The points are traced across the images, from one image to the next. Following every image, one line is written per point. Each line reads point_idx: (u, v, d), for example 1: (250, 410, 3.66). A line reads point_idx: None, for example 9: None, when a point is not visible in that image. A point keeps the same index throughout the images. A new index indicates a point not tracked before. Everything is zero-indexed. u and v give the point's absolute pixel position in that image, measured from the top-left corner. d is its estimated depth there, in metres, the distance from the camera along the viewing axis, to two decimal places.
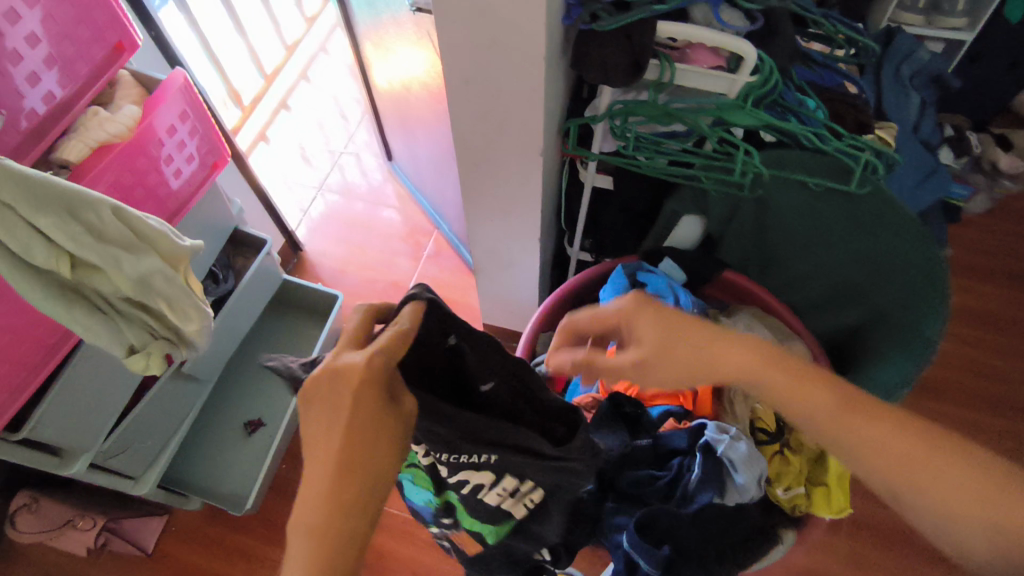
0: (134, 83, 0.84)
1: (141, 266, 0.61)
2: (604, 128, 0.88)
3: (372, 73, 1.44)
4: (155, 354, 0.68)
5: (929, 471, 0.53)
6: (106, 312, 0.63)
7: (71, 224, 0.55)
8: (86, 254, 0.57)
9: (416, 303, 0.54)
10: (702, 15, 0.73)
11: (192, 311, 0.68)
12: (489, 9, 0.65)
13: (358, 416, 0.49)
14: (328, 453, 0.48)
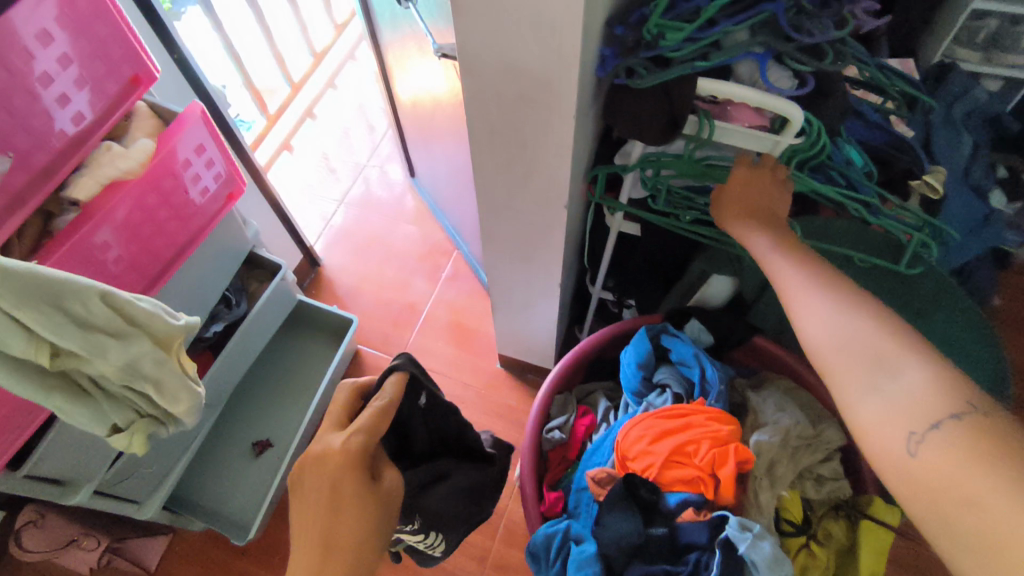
0: (150, 114, 0.81)
1: (129, 354, 0.57)
2: (634, 177, 0.83)
3: (396, 88, 1.39)
4: (138, 433, 0.66)
5: (874, 340, 0.55)
6: (90, 395, 0.61)
7: (57, 317, 0.51)
8: (70, 344, 0.53)
9: (398, 375, 0.63)
10: (748, 73, 0.69)
11: (180, 392, 0.65)
12: (520, 64, 0.61)
13: (337, 505, 0.59)
14: (312, 533, 0.59)
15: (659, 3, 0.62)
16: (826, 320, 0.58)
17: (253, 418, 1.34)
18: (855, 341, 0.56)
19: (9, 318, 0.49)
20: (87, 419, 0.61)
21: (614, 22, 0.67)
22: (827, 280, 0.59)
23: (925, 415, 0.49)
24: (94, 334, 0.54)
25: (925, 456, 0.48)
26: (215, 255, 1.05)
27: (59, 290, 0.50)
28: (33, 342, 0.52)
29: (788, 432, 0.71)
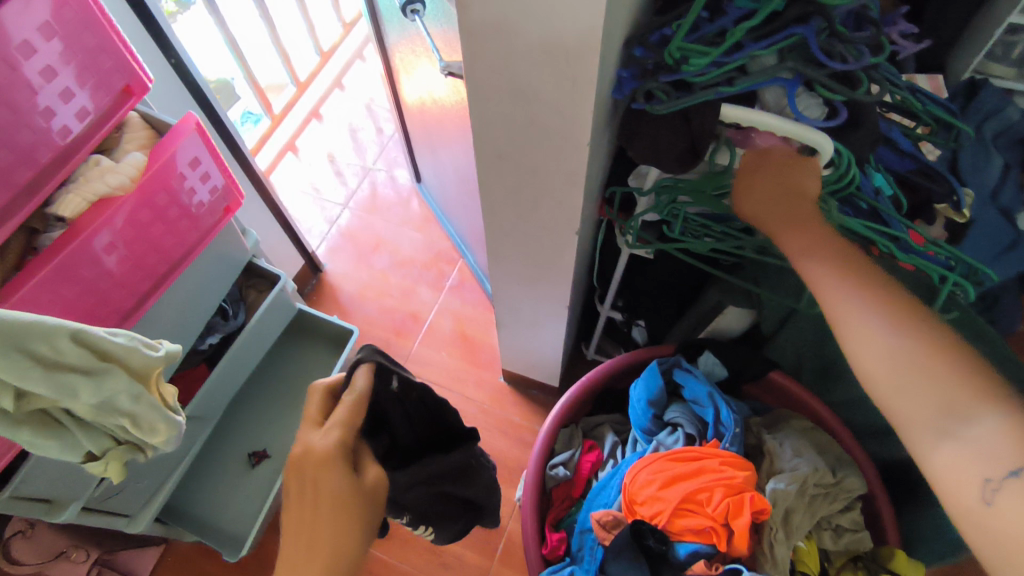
0: (143, 125, 0.78)
1: (103, 391, 0.54)
2: (648, 202, 0.80)
3: (402, 90, 1.34)
4: (114, 462, 0.63)
5: (938, 374, 0.50)
6: (63, 424, 0.58)
7: (20, 358, 0.48)
8: (36, 386, 0.50)
9: (365, 367, 0.58)
10: (774, 98, 0.64)
11: (160, 424, 0.62)
12: (532, 89, 0.57)
13: (324, 510, 0.55)
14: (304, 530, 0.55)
15: (682, 25, 0.58)
16: (887, 351, 0.53)
17: (250, 429, 1.31)
18: (916, 374, 0.51)
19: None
20: (59, 451, 0.58)
21: (632, 43, 0.63)
22: (882, 300, 0.54)
23: (1003, 467, 0.45)
24: (63, 372, 0.51)
25: (1008, 513, 0.44)
26: (213, 265, 1.01)
27: (26, 331, 0.47)
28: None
29: (807, 480, 0.67)
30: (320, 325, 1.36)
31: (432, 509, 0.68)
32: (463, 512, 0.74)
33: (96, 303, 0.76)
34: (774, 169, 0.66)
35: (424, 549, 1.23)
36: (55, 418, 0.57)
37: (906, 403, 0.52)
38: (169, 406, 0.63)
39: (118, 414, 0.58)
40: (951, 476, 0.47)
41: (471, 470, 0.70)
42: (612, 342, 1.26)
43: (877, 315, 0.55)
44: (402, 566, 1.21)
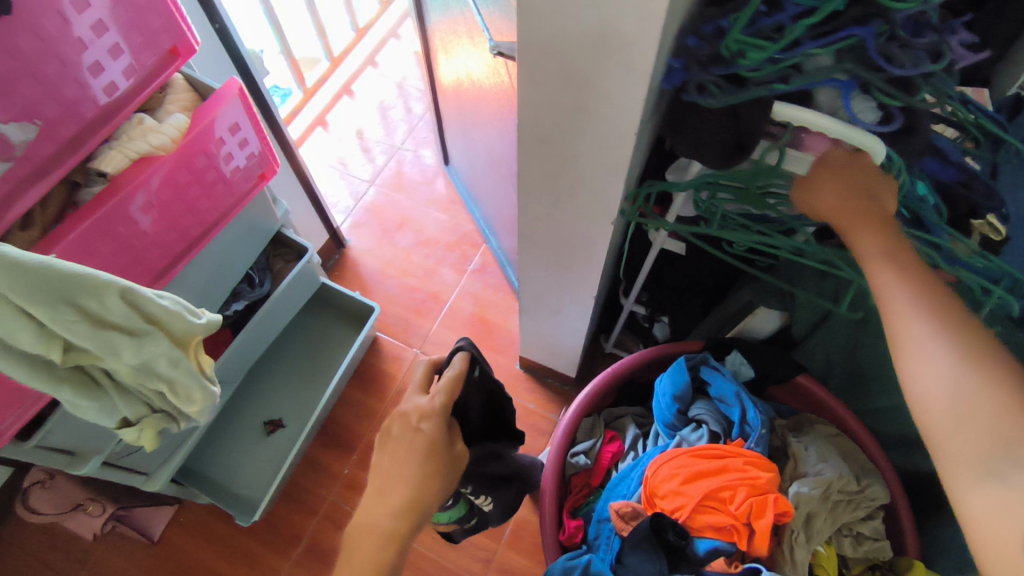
0: (186, 87, 0.78)
1: (144, 353, 0.54)
2: (686, 198, 0.80)
3: (438, 69, 1.33)
4: (148, 430, 0.63)
5: (999, 413, 0.48)
6: (102, 388, 0.57)
7: (68, 312, 0.47)
8: (82, 342, 0.49)
9: (461, 357, 0.64)
10: (828, 100, 0.63)
11: (195, 392, 0.62)
12: (583, 75, 0.56)
13: (416, 453, 0.60)
14: (398, 483, 0.59)
15: (742, 16, 0.57)
16: (941, 373, 0.51)
17: (267, 397, 1.33)
18: (974, 405, 0.49)
19: (17, 313, 0.46)
20: (96, 413, 0.57)
21: (686, 32, 0.61)
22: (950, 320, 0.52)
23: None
24: (111, 332, 0.51)
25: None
26: (243, 233, 1.02)
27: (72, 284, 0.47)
28: (44, 340, 0.48)
29: (830, 486, 0.66)
30: (342, 298, 1.37)
31: (482, 477, 0.72)
32: (508, 487, 0.76)
33: (131, 261, 0.77)
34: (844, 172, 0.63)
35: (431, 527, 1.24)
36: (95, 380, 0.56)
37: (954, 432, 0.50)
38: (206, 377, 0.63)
39: (156, 379, 0.58)
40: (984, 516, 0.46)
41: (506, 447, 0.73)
42: (632, 337, 1.26)
43: (948, 345, 0.52)
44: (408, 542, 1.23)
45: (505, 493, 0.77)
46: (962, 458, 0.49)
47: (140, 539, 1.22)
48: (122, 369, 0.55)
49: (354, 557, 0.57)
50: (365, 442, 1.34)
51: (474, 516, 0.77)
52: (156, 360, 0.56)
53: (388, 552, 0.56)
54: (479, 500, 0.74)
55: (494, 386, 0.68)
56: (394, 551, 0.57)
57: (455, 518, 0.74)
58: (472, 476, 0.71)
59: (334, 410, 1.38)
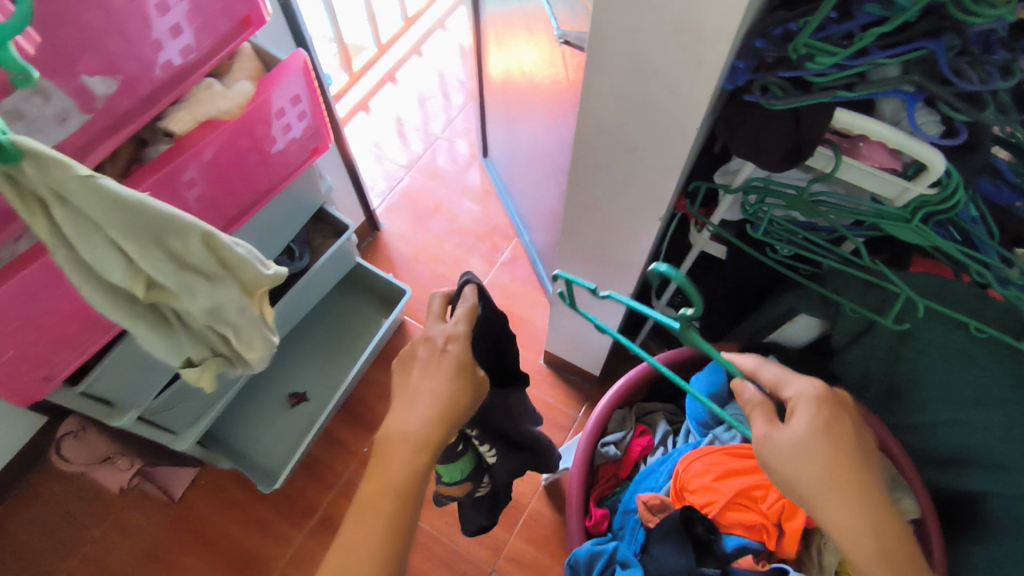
0: (254, 57, 0.80)
1: (218, 298, 0.52)
2: (733, 200, 0.80)
3: (488, 62, 1.34)
4: (207, 375, 0.61)
5: None
6: (172, 328, 0.56)
7: (155, 250, 0.46)
8: (165, 282, 0.48)
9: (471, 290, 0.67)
10: (892, 110, 0.63)
11: (257, 342, 0.60)
12: (652, 67, 0.57)
13: (449, 371, 0.61)
14: (429, 394, 0.60)
15: (810, 22, 0.57)
16: None
17: (293, 370, 1.35)
18: None
19: (111, 247, 0.45)
20: (164, 349, 0.57)
21: (754, 33, 0.62)
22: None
23: None
24: (187, 273, 0.49)
25: None
26: (288, 205, 1.04)
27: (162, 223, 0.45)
28: (131, 274, 0.47)
29: None
30: (374, 279, 1.39)
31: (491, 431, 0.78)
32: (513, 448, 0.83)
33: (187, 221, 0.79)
34: (827, 449, 0.55)
35: (446, 512, 1.25)
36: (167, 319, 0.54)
37: None
38: (269, 326, 0.61)
39: (225, 325, 0.56)
40: None
41: (520, 410, 0.79)
42: (658, 341, 1.26)
43: None
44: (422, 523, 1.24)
45: (510, 451, 0.82)
46: None
47: (161, 497, 1.25)
48: (195, 312, 0.54)
49: (391, 462, 0.59)
50: None
51: (482, 473, 0.83)
52: (226, 306, 0.54)
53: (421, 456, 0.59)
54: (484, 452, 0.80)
55: (502, 331, 0.71)
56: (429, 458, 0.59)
57: (468, 476, 0.79)
58: (478, 422, 0.76)
59: (358, 388, 1.40)
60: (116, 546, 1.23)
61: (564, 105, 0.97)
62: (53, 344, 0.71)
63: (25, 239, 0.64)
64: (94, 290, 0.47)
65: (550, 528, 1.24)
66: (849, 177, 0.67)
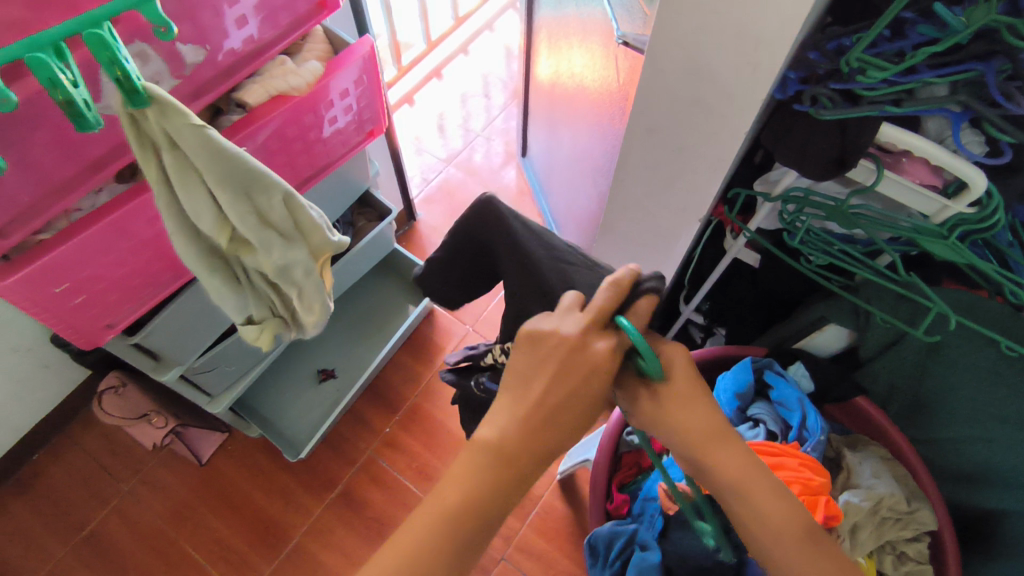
0: (323, 39, 0.84)
1: (289, 256, 0.57)
2: (772, 209, 0.83)
3: (537, 64, 1.39)
4: (267, 331, 0.67)
5: None
6: (241, 284, 0.60)
7: (244, 204, 0.50)
8: (248, 236, 0.52)
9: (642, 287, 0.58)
10: (937, 128, 0.65)
11: (316, 304, 0.65)
12: (709, 70, 0.60)
13: (575, 391, 0.55)
14: (546, 408, 0.55)
15: (863, 37, 0.59)
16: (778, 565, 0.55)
17: (324, 348, 1.40)
18: None
19: (206, 197, 0.49)
20: (232, 303, 0.61)
21: (808, 46, 0.65)
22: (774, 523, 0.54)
23: None
24: (268, 231, 0.54)
25: None
26: (338, 185, 1.09)
27: (253, 179, 0.49)
28: (218, 224, 0.51)
29: (880, 501, 0.73)
30: (408, 265, 1.44)
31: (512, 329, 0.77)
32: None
33: None
34: (688, 405, 0.57)
35: None
36: (238, 277, 0.59)
37: None
38: (327, 291, 0.66)
39: (290, 285, 0.61)
40: None
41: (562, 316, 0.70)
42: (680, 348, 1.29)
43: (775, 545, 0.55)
44: None
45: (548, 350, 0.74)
46: None
47: (190, 458, 1.30)
48: (266, 269, 0.58)
49: (473, 472, 0.53)
50: (410, 404, 1.40)
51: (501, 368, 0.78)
52: (293, 266, 0.59)
53: (507, 472, 0.53)
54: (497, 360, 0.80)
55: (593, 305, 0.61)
56: (515, 478, 0.54)
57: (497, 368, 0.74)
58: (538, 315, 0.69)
59: (385, 370, 1.44)
60: (144, 500, 1.28)
61: (610, 108, 1.00)
62: (121, 293, 0.75)
63: (105, 192, 0.69)
64: (184, 237, 0.51)
65: (562, 522, 1.27)
66: (891, 190, 0.69)
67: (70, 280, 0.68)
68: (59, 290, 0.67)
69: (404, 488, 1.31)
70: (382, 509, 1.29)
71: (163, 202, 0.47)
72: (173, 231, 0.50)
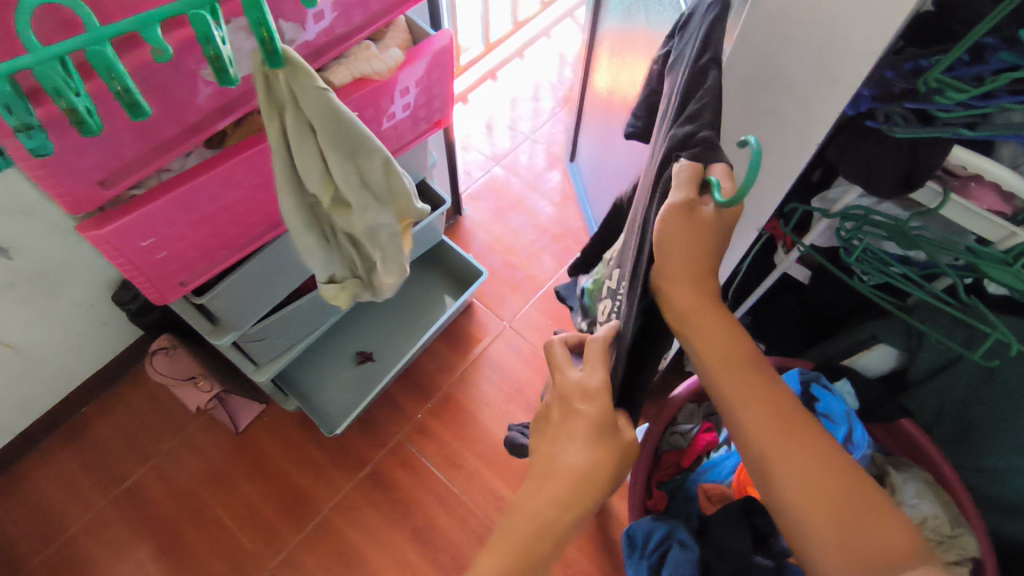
0: (405, 29, 0.88)
1: (380, 219, 0.62)
2: (828, 225, 0.84)
3: (596, 74, 1.41)
4: (346, 289, 0.72)
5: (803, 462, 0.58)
6: (327, 240, 0.65)
7: (350, 167, 0.55)
8: (350, 198, 0.57)
9: (692, 165, 0.52)
10: (1011, 154, 0.65)
11: (393, 267, 0.70)
12: (787, 80, 0.62)
13: (585, 435, 0.63)
14: (569, 455, 0.63)
15: (943, 59, 0.59)
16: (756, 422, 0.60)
17: (364, 332, 1.44)
18: (783, 455, 0.59)
19: (317, 158, 0.53)
20: (319, 261, 0.66)
21: (886, 65, 0.66)
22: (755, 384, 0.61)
23: (823, 530, 0.56)
24: (365, 192, 0.59)
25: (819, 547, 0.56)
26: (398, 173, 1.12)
27: (359, 144, 0.54)
28: (323, 184, 0.56)
29: (923, 521, 0.75)
30: (452, 257, 1.47)
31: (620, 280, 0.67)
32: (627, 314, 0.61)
33: None
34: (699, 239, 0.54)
35: (487, 490, 1.31)
36: (327, 236, 0.64)
37: (787, 467, 0.58)
38: (404, 254, 0.71)
39: (374, 245, 0.66)
40: (800, 523, 0.57)
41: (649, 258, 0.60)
42: None
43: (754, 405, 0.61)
44: (462, 496, 1.30)
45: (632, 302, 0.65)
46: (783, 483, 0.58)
47: (228, 425, 1.34)
48: (357, 229, 0.63)
49: (523, 516, 0.63)
50: (444, 393, 1.42)
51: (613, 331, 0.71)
52: (381, 229, 0.64)
53: (559, 511, 0.62)
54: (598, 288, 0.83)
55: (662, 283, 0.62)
56: (562, 517, 0.62)
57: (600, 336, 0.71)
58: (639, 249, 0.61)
59: (421, 358, 1.47)
60: (181, 461, 1.33)
61: None
62: (197, 254, 0.79)
63: (194, 155, 0.73)
64: (293, 194, 0.55)
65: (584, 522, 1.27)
66: (957, 212, 0.69)
67: (155, 237, 0.72)
68: (144, 245, 0.71)
69: (432, 475, 1.33)
70: (410, 492, 1.31)
71: (279, 160, 0.52)
72: (284, 188, 0.54)
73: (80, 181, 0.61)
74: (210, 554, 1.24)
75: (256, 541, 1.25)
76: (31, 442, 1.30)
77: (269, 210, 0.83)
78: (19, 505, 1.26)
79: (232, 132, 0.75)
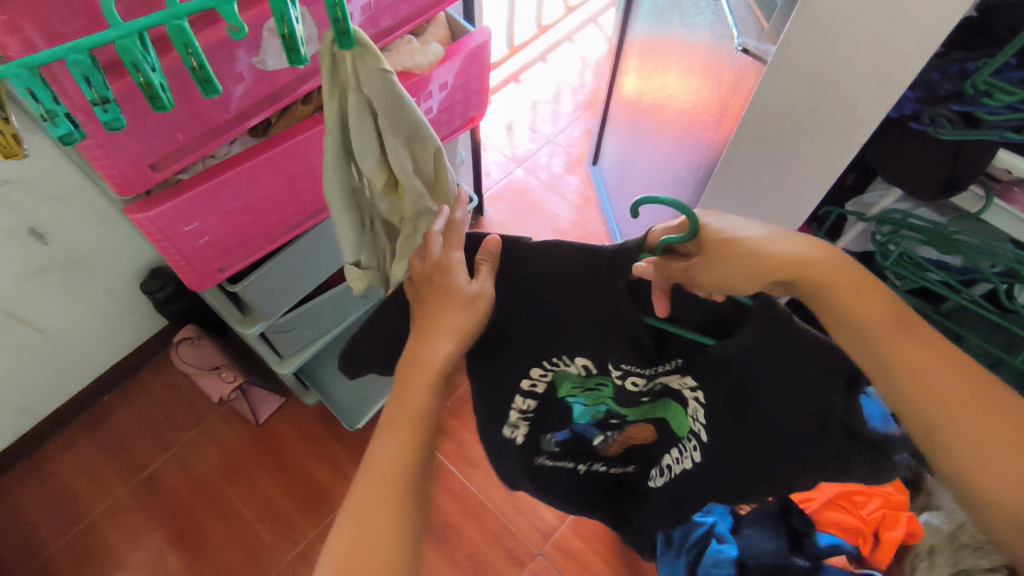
0: (445, 26, 0.88)
1: (423, 210, 0.64)
2: (862, 230, 0.85)
3: (624, 78, 1.42)
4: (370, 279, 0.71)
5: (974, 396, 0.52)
6: (365, 228, 0.66)
7: (403, 153, 0.57)
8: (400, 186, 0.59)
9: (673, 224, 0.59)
10: None
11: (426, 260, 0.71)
12: (833, 81, 0.62)
13: (441, 303, 0.59)
14: (427, 336, 0.59)
15: (991, 61, 0.59)
16: (913, 363, 0.54)
17: None
18: (950, 392, 0.52)
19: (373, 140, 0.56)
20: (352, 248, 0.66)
21: (931, 68, 0.67)
22: (904, 323, 0.55)
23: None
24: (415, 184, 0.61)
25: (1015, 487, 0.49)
26: None
27: (415, 132, 0.56)
28: (375, 168, 0.58)
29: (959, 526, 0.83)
30: None
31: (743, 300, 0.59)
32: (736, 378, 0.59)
33: None
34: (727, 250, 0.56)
35: (504, 490, 1.30)
36: (366, 224, 0.65)
37: (963, 408, 0.52)
38: None
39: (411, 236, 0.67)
40: (990, 467, 0.50)
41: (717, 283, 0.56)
42: None
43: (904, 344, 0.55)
44: (480, 495, 1.29)
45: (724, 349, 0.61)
46: (961, 427, 0.51)
47: (249, 418, 1.35)
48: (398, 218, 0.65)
49: (395, 434, 0.57)
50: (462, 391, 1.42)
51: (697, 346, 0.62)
52: (422, 221, 0.66)
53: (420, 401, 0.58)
54: (536, 383, 0.71)
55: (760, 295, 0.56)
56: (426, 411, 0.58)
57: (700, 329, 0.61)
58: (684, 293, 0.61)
59: None
60: (201, 452, 1.33)
61: (704, 119, 1.01)
62: (236, 240, 0.80)
63: (238, 143, 0.74)
64: (344, 172, 0.57)
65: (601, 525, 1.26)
66: (1000, 217, 0.69)
67: (199, 221, 0.72)
68: (189, 229, 0.72)
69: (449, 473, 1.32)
70: None
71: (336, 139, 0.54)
72: (335, 164, 0.56)
73: (132, 163, 0.62)
74: (227, 544, 1.24)
75: (272, 533, 1.25)
76: (53, 428, 1.31)
77: (305, 201, 0.84)
78: (40, 489, 1.27)
79: (276, 120, 0.76)
